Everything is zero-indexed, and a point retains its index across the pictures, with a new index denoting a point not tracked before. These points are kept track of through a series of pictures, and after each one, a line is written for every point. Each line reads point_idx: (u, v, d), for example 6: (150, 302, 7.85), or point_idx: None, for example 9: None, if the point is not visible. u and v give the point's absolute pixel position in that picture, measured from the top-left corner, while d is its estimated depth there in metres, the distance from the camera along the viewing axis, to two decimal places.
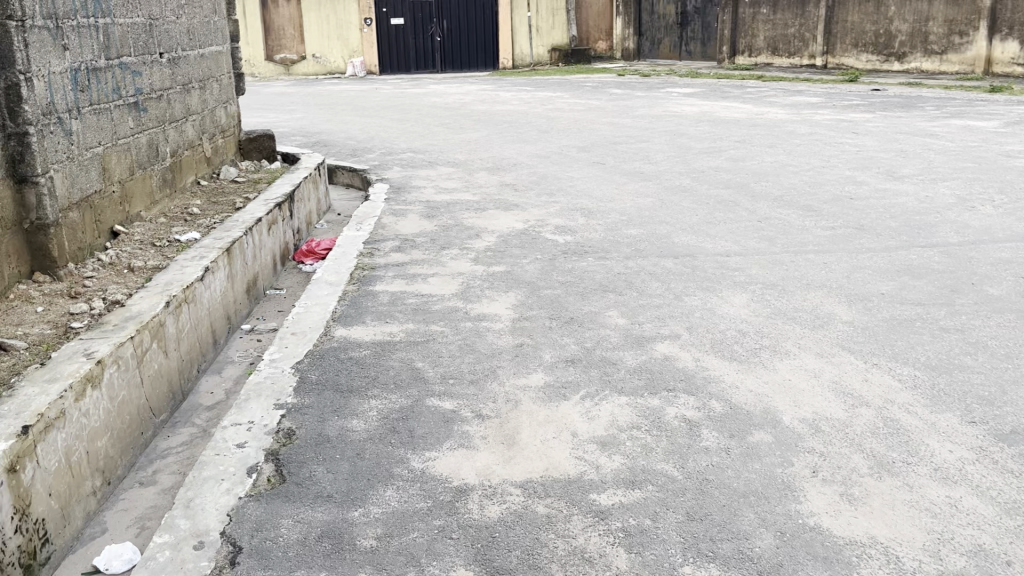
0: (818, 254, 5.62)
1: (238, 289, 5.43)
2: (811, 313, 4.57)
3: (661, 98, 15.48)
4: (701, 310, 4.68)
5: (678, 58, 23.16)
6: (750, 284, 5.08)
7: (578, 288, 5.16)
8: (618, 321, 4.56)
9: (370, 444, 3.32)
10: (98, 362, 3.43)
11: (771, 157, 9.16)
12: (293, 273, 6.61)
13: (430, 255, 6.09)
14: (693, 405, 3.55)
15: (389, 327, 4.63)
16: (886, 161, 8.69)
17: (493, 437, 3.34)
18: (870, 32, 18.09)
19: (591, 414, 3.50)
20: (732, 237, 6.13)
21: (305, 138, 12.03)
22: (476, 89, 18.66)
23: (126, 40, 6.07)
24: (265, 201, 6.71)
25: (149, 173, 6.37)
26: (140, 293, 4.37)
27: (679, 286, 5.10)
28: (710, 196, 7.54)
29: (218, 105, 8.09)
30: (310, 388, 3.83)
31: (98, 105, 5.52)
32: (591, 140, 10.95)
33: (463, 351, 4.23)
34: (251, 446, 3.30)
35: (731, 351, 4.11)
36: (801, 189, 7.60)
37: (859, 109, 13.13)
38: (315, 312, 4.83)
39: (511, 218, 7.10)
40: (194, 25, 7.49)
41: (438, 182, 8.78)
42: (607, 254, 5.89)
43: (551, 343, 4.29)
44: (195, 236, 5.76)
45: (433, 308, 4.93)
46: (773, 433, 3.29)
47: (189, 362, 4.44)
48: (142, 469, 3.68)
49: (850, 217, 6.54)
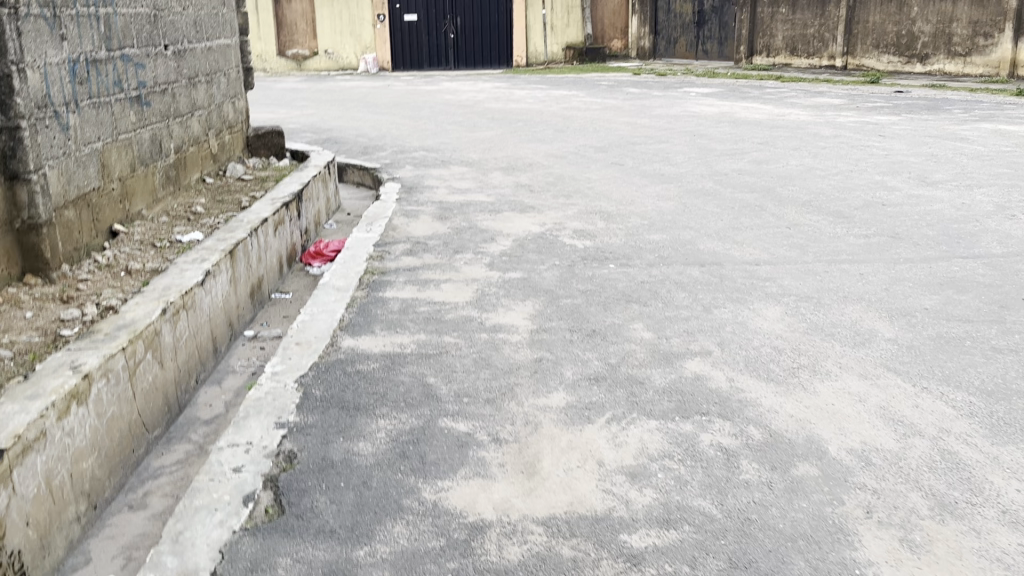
0: (853, 264, 5.31)
1: (241, 293, 5.16)
2: (850, 329, 4.27)
3: (678, 98, 15.16)
4: (732, 324, 4.39)
5: (694, 57, 22.81)
6: (783, 295, 4.79)
7: (600, 298, 4.87)
8: (645, 334, 4.27)
9: (378, 471, 3.04)
10: (85, 376, 3.17)
11: (796, 161, 8.84)
12: (299, 276, 6.35)
13: (443, 259, 5.81)
14: (728, 431, 3.26)
15: (399, 338, 4.35)
16: (917, 166, 8.36)
17: (512, 465, 3.06)
18: (892, 33, 17.71)
19: (619, 440, 3.21)
20: (761, 245, 5.84)
21: (316, 135, 11.80)
22: (490, 86, 18.42)
23: (129, 31, 5.82)
24: (272, 201, 6.45)
25: (152, 170, 6.13)
26: (135, 299, 4.12)
27: (707, 296, 4.81)
28: (735, 200, 7.24)
29: (225, 99, 7.84)
30: (314, 405, 3.56)
31: (97, 98, 5.28)
32: (609, 140, 10.67)
33: (478, 366, 3.95)
34: (249, 471, 3.03)
35: (767, 371, 3.81)
36: (829, 194, 7.29)
37: (883, 111, 12.77)
38: (321, 320, 4.56)
39: (527, 221, 6.83)
40: (201, 17, 7.24)
41: (452, 182, 8.51)
42: (629, 261, 5.60)
43: (573, 358, 4.01)
44: (198, 237, 5.51)
45: (446, 317, 4.65)
46: (820, 466, 2.99)
47: (187, 372, 4.18)
48: (132, 491, 3.42)
49: (884, 224, 6.23)
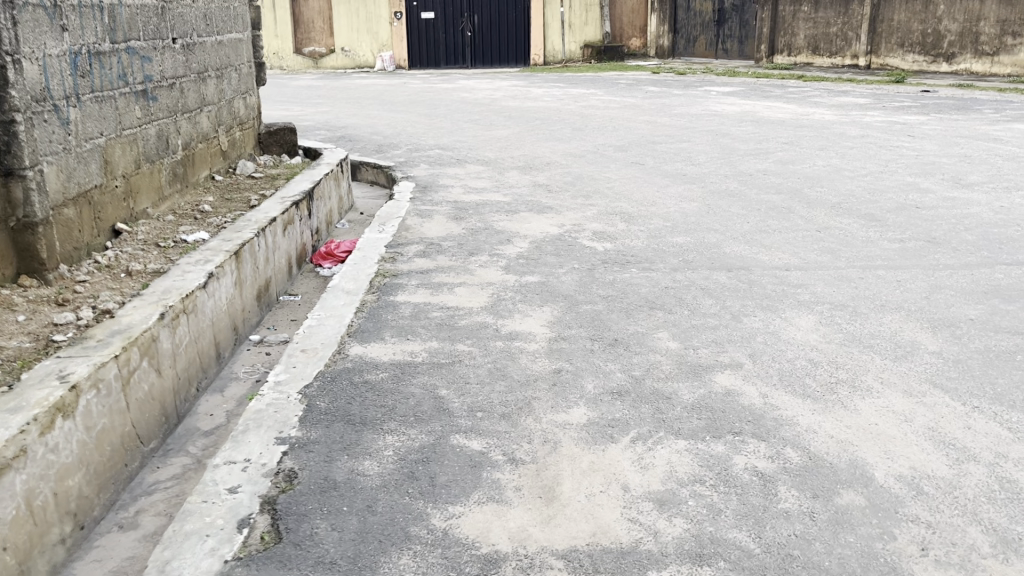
0: (890, 270, 5.03)
1: (246, 296, 4.95)
2: (890, 341, 4.00)
3: (699, 96, 14.85)
4: (763, 334, 4.12)
5: (713, 56, 22.50)
6: (816, 303, 4.52)
7: (621, 304, 4.62)
8: (670, 344, 4.02)
9: (384, 493, 2.81)
10: (72, 388, 2.96)
11: (824, 161, 8.55)
12: (309, 277, 6.14)
13: (458, 261, 5.58)
14: (763, 454, 3.01)
15: (410, 345, 4.12)
16: (950, 167, 8.05)
17: (530, 489, 2.82)
18: (917, 32, 17.34)
19: (645, 462, 2.97)
20: (791, 249, 5.57)
21: (330, 132, 11.60)
22: (507, 84, 18.18)
23: (135, 23, 5.63)
24: (282, 199, 6.24)
25: (158, 167, 5.94)
26: (133, 303, 3.91)
27: (736, 304, 4.55)
28: (761, 202, 6.97)
29: (236, 95, 7.64)
30: (318, 419, 3.34)
31: (101, 92, 5.09)
32: (629, 139, 10.40)
33: (493, 377, 3.71)
34: (245, 492, 2.81)
35: (804, 386, 3.55)
36: (859, 196, 7.01)
37: (911, 111, 12.44)
38: (329, 325, 4.34)
39: (545, 222, 6.58)
40: (212, 11, 7.05)
41: (467, 181, 8.28)
42: (652, 265, 5.34)
43: (594, 370, 3.76)
44: (203, 237, 5.31)
45: (459, 323, 4.41)
46: (866, 495, 2.74)
47: (186, 380, 3.97)
48: (123, 509, 3.21)
49: (919, 228, 5.94)
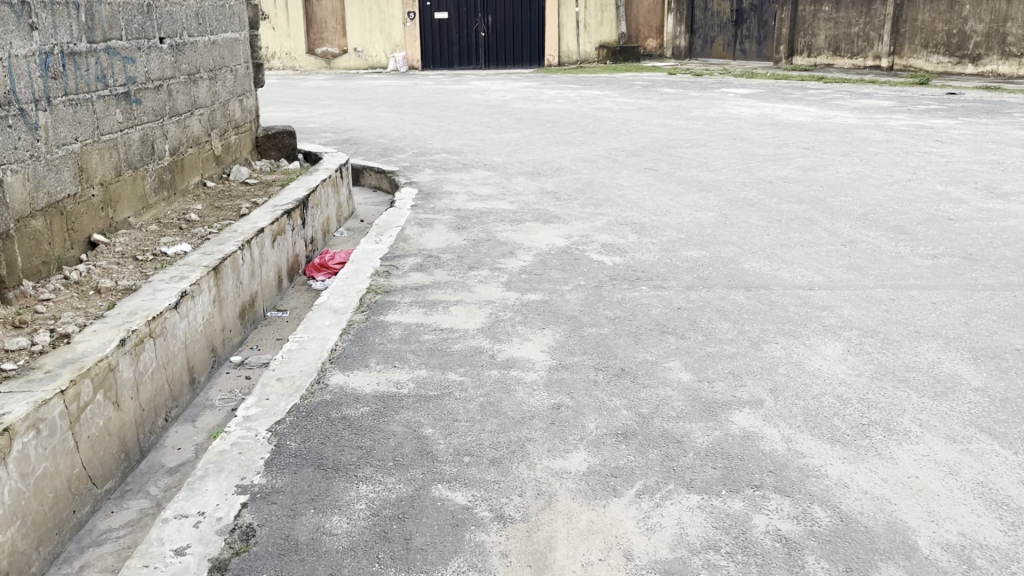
0: (923, 291, 4.63)
1: (227, 314, 4.62)
2: (928, 374, 3.60)
3: (716, 99, 14.41)
4: (786, 365, 3.74)
5: (732, 58, 21.98)
6: (843, 328, 4.13)
7: (630, 327, 4.25)
8: (682, 376, 3.64)
9: (350, 559, 2.46)
10: (5, 431, 2.64)
11: (847, 168, 8.13)
12: (300, 291, 5.81)
13: (456, 276, 5.23)
14: (787, 513, 2.64)
15: (396, 373, 3.77)
16: (983, 175, 7.62)
17: (518, 555, 2.47)
18: (942, 32, 16.84)
19: (652, 522, 2.61)
20: (815, 265, 5.17)
21: (335, 135, 11.27)
22: (520, 85, 17.79)
23: (116, 21, 5.30)
24: (273, 208, 5.91)
25: (142, 173, 5.62)
26: (94, 327, 3.58)
27: (755, 329, 4.16)
28: (781, 211, 6.57)
29: (231, 98, 7.32)
30: (285, 463, 2.99)
31: (75, 96, 4.77)
32: (643, 143, 10.00)
33: (485, 414, 3.34)
34: (193, 554, 2.47)
35: (832, 429, 3.16)
36: (887, 206, 6.59)
37: (938, 114, 11.96)
38: (310, 350, 3.99)
39: (551, 233, 6.21)
40: (204, 9, 6.73)
41: (472, 188, 7.92)
42: (664, 282, 4.96)
43: (596, 406, 3.38)
44: (185, 249, 4.98)
45: (453, 348, 4.05)
46: (909, 571, 2.37)
47: (152, 412, 3.64)
48: (67, 563, 2.90)
49: (953, 242, 5.52)
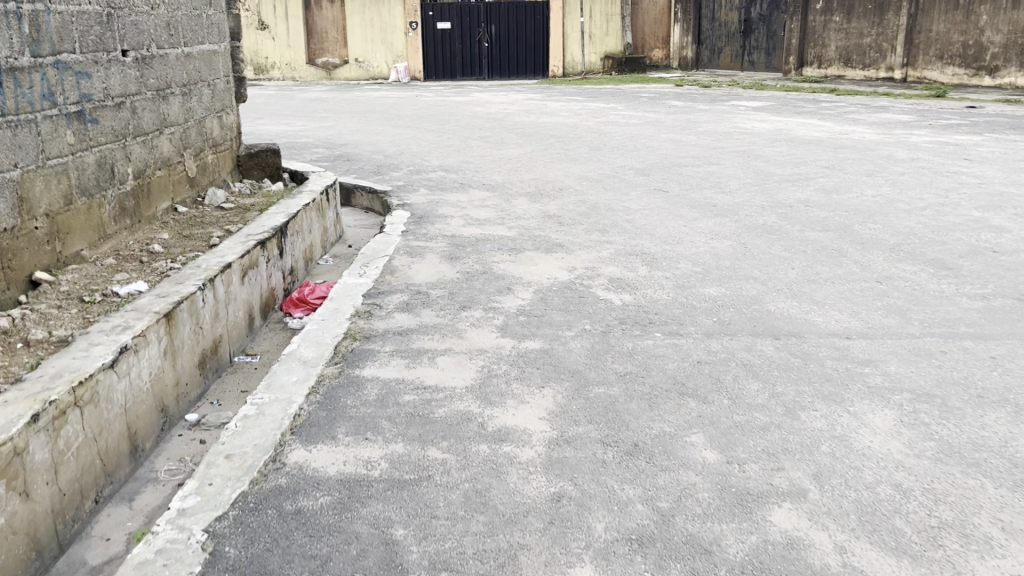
0: (978, 341, 4.04)
1: (182, 365, 4.04)
2: (1001, 455, 3.00)
3: (726, 112, 13.87)
4: (830, 440, 3.14)
5: (740, 68, 21.35)
6: (892, 391, 3.53)
7: (643, 387, 3.66)
8: (706, 456, 3.05)
9: None
10: None
11: (873, 189, 7.55)
12: (274, 331, 5.23)
13: (445, 318, 4.65)
14: None
15: (366, 448, 3.19)
16: (1021, 198, 7.03)
17: None
18: (958, 43, 16.25)
19: None
20: (850, 307, 4.58)
21: (327, 151, 10.70)
22: (522, 98, 17.27)
23: (68, 32, 4.75)
24: (245, 237, 5.34)
25: (98, 201, 5.06)
26: (6, 394, 3.01)
27: (789, 390, 3.57)
28: (806, 240, 5.99)
29: (207, 114, 6.76)
30: None
31: (15, 116, 4.21)
32: (652, 161, 9.44)
33: (470, 508, 2.76)
34: None
35: (896, 535, 2.57)
36: (922, 234, 6.01)
37: (961, 129, 11.37)
38: (270, 416, 3.40)
39: (553, 264, 5.64)
40: (177, 18, 6.19)
41: (468, 211, 7.35)
42: (681, 327, 4.37)
43: (606, 497, 2.79)
44: (140, 289, 4.42)
45: (437, 413, 3.47)
46: None
47: (75, 496, 3.07)
48: None
49: (1003, 280, 4.94)
